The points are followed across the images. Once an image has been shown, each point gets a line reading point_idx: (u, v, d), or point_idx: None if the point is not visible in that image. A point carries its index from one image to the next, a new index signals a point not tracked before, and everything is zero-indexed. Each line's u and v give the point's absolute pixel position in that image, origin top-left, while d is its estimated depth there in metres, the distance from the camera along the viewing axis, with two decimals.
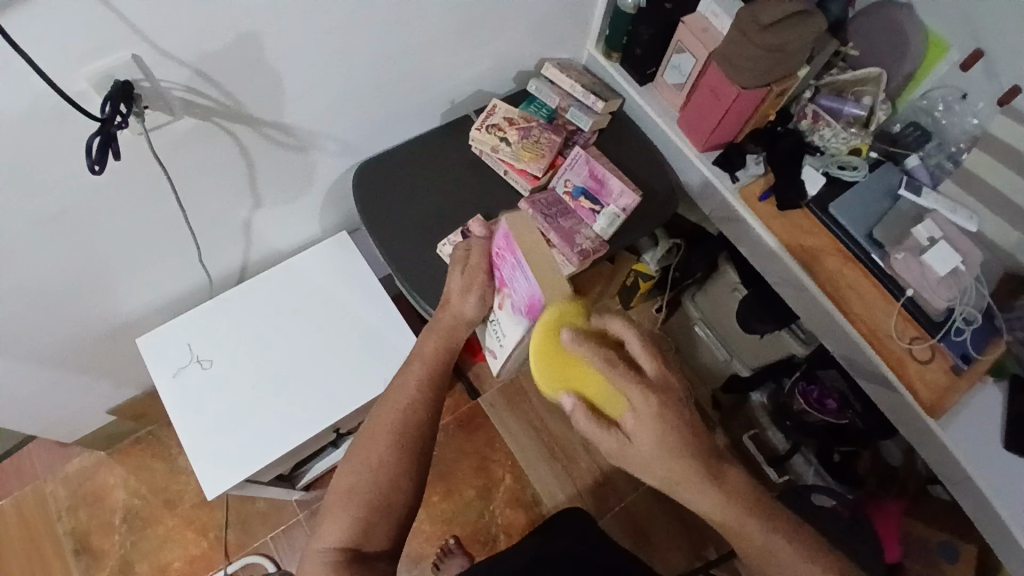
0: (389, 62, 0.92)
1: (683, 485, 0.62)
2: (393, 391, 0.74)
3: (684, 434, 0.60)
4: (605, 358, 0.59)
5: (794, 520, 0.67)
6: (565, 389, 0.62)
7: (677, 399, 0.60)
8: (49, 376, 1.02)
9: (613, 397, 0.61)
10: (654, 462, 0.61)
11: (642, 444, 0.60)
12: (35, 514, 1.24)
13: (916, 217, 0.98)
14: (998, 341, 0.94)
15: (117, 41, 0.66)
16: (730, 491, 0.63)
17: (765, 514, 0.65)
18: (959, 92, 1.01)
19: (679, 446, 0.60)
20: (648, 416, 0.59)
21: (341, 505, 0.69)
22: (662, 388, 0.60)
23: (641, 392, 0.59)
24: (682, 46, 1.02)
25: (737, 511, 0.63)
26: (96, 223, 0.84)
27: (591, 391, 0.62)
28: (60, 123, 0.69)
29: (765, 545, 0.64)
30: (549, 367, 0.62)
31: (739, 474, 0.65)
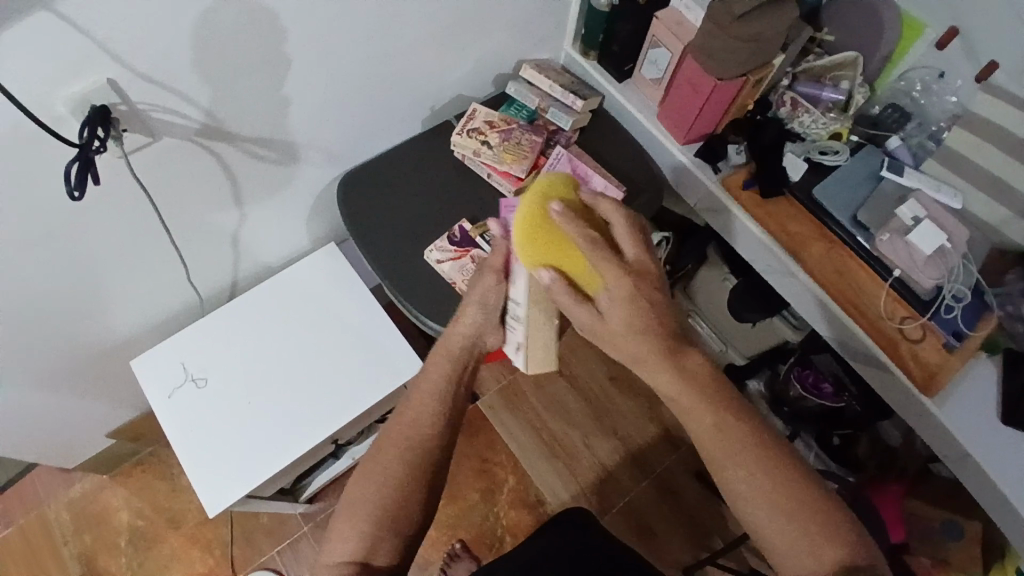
0: (366, 72, 0.93)
1: (644, 363, 0.65)
2: (405, 404, 0.73)
3: (653, 315, 0.64)
4: (587, 237, 0.63)
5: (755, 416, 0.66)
6: (544, 262, 0.65)
7: (649, 284, 0.64)
8: (46, 402, 1.03)
9: (592, 277, 0.65)
10: (622, 335, 0.64)
11: (615, 322, 0.65)
12: (40, 540, 1.24)
13: (900, 198, 0.98)
14: (989, 316, 0.94)
15: (91, 67, 0.67)
16: (688, 374, 0.65)
17: (719, 403, 0.65)
18: (937, 71, 1.02)
19: (647, 325, 0.64)
20: (620, 294, 0.63)
21: (349, 519, 0.68)
22: (639, 272, 0.65)
23: (615, 272, 0.63)
24: (657, 40, 1.03)
25: (696, 396, 0.65)
26: (82, 247, 0.84)
27: (571, 266, 0.66)
28: (39, 150, 0.70)
29: (717, 427, 0.64)
30: (533, 238, 0.65)
31: (703, 360, 0.66)
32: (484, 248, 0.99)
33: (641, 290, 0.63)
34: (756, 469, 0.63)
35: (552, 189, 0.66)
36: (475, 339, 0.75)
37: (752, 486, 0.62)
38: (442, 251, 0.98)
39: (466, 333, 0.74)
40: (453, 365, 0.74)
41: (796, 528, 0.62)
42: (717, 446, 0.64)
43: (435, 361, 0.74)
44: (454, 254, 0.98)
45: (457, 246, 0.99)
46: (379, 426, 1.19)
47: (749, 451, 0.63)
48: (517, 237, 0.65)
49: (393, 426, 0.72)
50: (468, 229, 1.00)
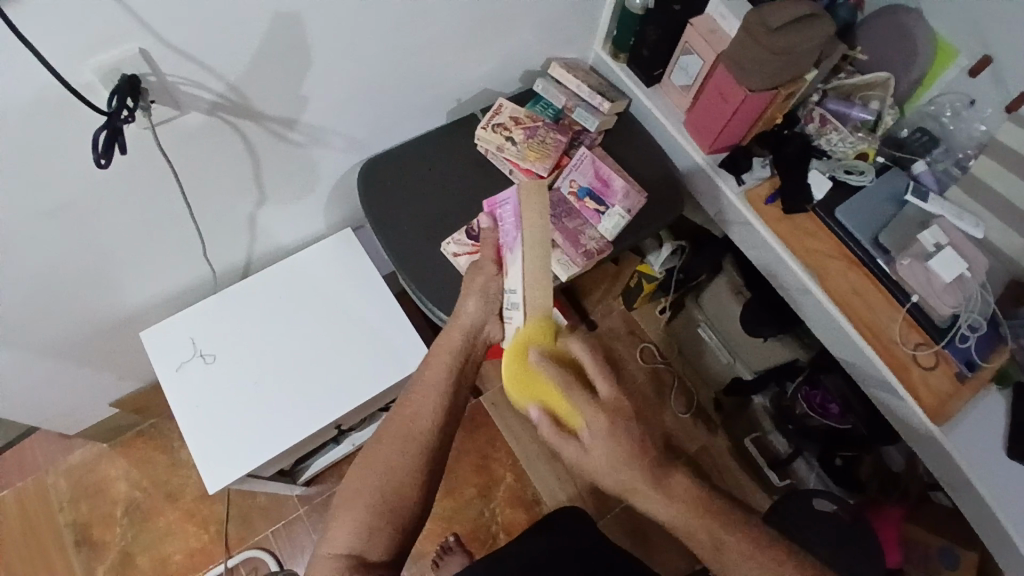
0: (396, 59, 0.92)
1: (634, 490, 0.67)
2: (408, 396, 0.74)
3: (635, 447, 0.66)
4: (564, 377, 0.67)
5: (744, 519, 0.71)
6: (532, 402, 0.68)
7: (627, 419, 0.66)
8: (53, 368, 1.03)
9: (572, 413, 0.67)
10: (609, 469, 0.66)
11: (597, 452, 0.65)
12: (37, 505, 1.24)
13: (922, 223, 0.97)
14: (1004, 348, 0.93)
15: (125, 37, 0.66)
16: (677, 495, 0.68)
17: (711, 512, 0.69)
18: (967, 98, 1.00)
19: (631, 457, 0.65)
20: (600, 430, 0.65)
21: (349, 508, 0.67)
22: (614, 409, 0.66)
23: (591, 408, 0.65)
24: (689, 48, 1.02)
25: (688, 516, 0.68)
26: (101, 216, 0.84)
27: (554, 405, 0.68)
28: (67, 116, 0.69)
29: (716, 543, 0.68)
30: (517, 373, 0.70)
31: (688, 479, 0.70)
32: None
33: (619, 426, 0.65)
34: (758, 570, 0.68)
35: (539, 337, 0.72)
36: (475, 330, 0.78)
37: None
38: (458, 244, 0.97)
39: (469, 322, 0.77)
40: (453, 358, 0.76)
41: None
42: (717, 557, 0.68)
43: (436, 355, 0.76)
44: (471, 249, 0.96)
45: (473, 240, 0.97)
46: (382, 414, 1.19)
47: (744, 557, 0.68)
48: (507, 381, 0.71)
49: (394, 419, 0.72)
50: None
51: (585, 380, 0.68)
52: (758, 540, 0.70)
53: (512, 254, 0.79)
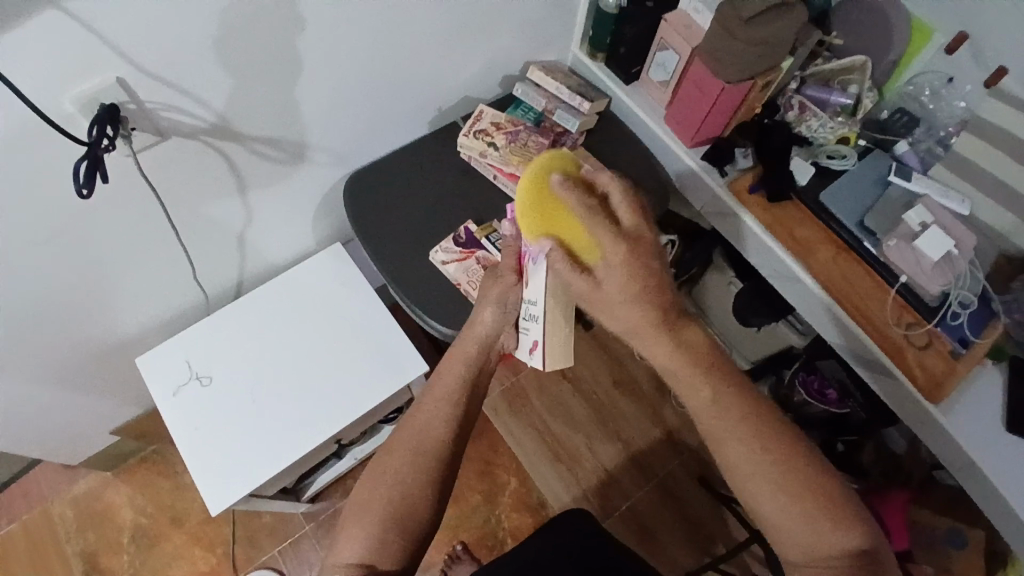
0: (374, 72, 0.93)
1: (637, 333, 0.62)
2: (422, 408, 0.73)
3: (652, 286, 0.60)
4: (586, 202, 0.60)
5: (758, 399, 0.64)
6: (541, 235, 0.62)
7: (648, 251, 0.60)
8: (51, 399, 1.03)
9: (590, 245, 0.61)
10: (616, 305, 0.60)
11: (610, 289, 0.60)
12: (43, 536, 1.24)
13: (907, 203, 0.98)
14: (996, 323, 0.93)
15: (101, 67, 0.67)
16: (683, 345, 0.62)
17: (715, 375, 0.63)
18: (945, 76, 1.01)
19: (644, 293, 0.59)
20: (617, 263, 0.59)
21: (360, 521, 0.67)
22: (636, 240, 0.60)
23: (610, 236, 0.59)
24: (665, 43, 1.03)
25: (686, 364, 0.62)
26: (90, 245, 0.84)
27: (568, 237, 0.62)
28: (49, 148, 0.70)
29: (717, 403, 0.62)
30: (533, 209, 0.62)
31: (701, 333, 0.64)
32: (490, 251, 0.98)
33: (640, 261, 0.59)
34: (755, 453, 0.61)
35: (554, 163, 0.64)
36: (491, 341, 0.75)
37: (747, 458, 0.61)
38: (447, 253, 0.98)
39: (484, 334, 0.75)
40: (467, 370, 0.75)
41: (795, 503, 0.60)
42: (716, 420, 0.63)
43: (449, 364, 0.75)
44: (459, 256, 0.98)
45: (462, 247, 0.99)
46: (383, 427, 1.19)
47: (748, 426, 0.62)
48: (520, 216, 0.63)
49: (406, 431, 0.72)
50: (474, 230, 1.00)
51: (609, 211, 0.61)
52: (761, 423, 0.62)
53: (533, 263, 0.67)
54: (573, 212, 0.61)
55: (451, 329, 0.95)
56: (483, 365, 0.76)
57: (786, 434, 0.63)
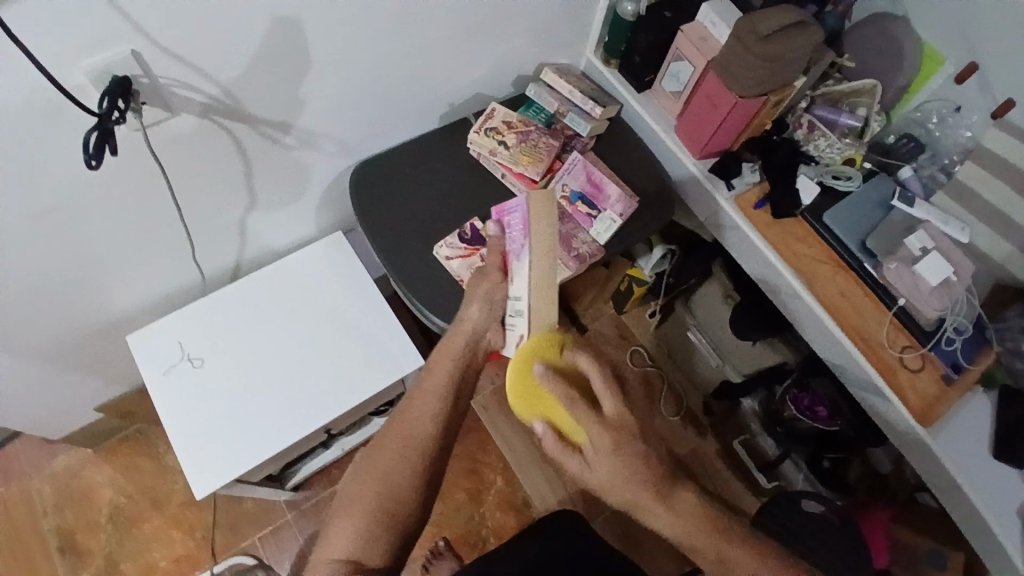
0: (389, 63, 0.92)
1: (638, 508, 0.69)
2: (409, 406, 0.73)
3: (640, 465, 0.67)
4: (570, 398, 0.67)
5: (757, 548, 0.71)
6: (535, 417, 0.70)
7: (631, 436, 0.67)
8: (39, 372, 1.01)
9: (577, 429, 0.69)
10: (608, 488, 0.68)
11: (600, 470, 0.67)
12: (20, 512, 1.22)
13: (909, 227, 0.99)
14: (988, 350, 0.95)
15: (118, 37, 0.66)
16: (680, 510, 0.70)
17: (715, 528, 0.71)
18: (953, 104, 1.02)
19: (632, 471, 0.67)
20: (606, 448, 0.66)
21: (346, 519, 0.68)
22: (618, 427, 0.67)
23: (597, 428, 0.66)
24: (680, 55, 1.03)
25: (691, 528, 0.70)
26: (92, 218, 0.83)
27: (559, 421, 0.70)
28: (58, 117, 0.68)
29: (717, 559, 0.70)
30: (522, 396, 0.70)
31: (690, 493, 0.71)
32: None
33: (622, 440, 0.66)
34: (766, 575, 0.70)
35: (543, 348, 0.72)
36: (477, 337, 0.76)
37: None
38: (451, 248, 0.98)
39: (472, 329, 0.76)
40: (453, 366, 0.75)
41: None
42: (722, 574, 0.70)
43: (437, 361, 0.75)
44: (465, 252, 0.97)
45: (467, 244, 0.98)
46: (373, 418, 1.19)
47: (750, 569, 0.70)
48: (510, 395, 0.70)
49: (392, 435, 0.71)
50: (480, 227, 0.99)
51: (593, 400, 0.68)
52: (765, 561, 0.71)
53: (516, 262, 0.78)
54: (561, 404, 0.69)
55: (450, 325, 0.94)
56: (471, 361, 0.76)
57: (778, 566, 0.71)
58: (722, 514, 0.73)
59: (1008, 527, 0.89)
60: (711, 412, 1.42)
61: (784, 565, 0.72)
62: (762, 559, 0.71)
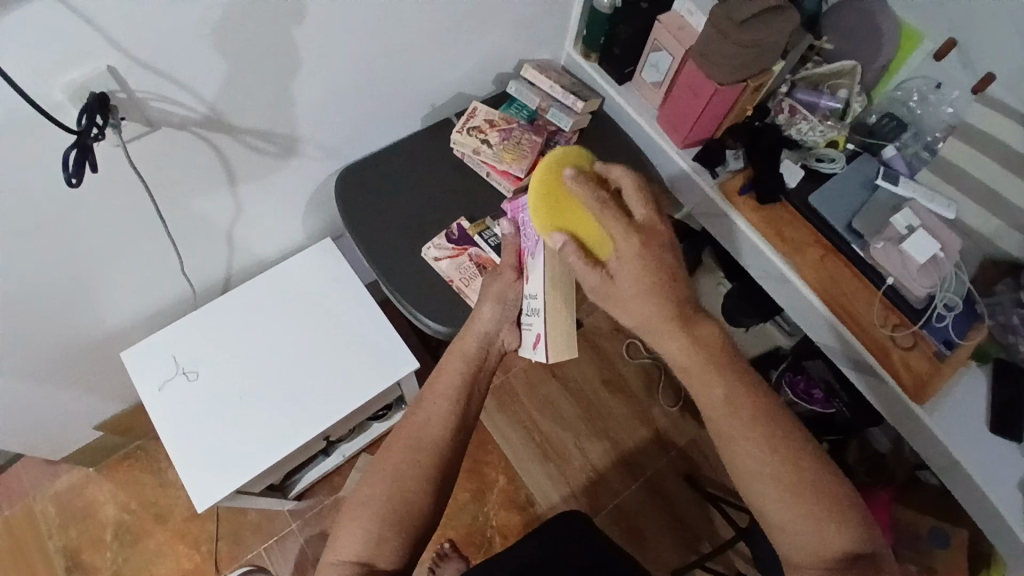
0: (367, 66, 0.92)
1: (653, 325, 0.64)
2: (421, 407, 0.73)
3: (664, 279, 0.63)
4: (601, 200, 0.63)
5: (767, 399, 0.64)
6: (556, 228, 0.65)
7: (660, 241, 0.64)
8: (34, 392, 1.02)
9: (602, 239, 0.65)
10: (630, 291, 0.63)
11: (623, 280, 0.63)
12: (24, 533, 1.22)
13: (894, 207, 0.99)
14: (980, 326, 0.95)
15: (94, 54, 0.66)
16: (698, 344, 0.64)
17: (731, 372, 0.64)
18: (933, 82, 1.03)
19: (657, 278, 0.63)
20: (631, 251, 0.63)
21: (356, 521, 0.67)
22: (647, 232, 0.64)
23: (625, 230, 0.63)
24: (659, 44, 1.04)
25: (702, 363, 0.64)
26: (79, 235, 0.83)
27: (584, 236, 0.65)
28: (37, 137, 0.69)
29: (728, 401, 0.63)
30: (551, 208, 0.65)
31: (715, 328, 0.65)
32: (482, 248, 0.99)
33: (651, 248, 0.63)
34: (767, 459, 0.62)
35: (566, 158, 0.67)
36: (490, 337, 0.77)
37: (759, 463, 0.62)
38: (439, 249, 0.98)
39: (483, 329, 0.77)
40: (465, 367, 0.76)
41: (796, 506, 0.61)
42: (728, 419, 0.63)
43: (448, 363, 0.76)
44: (452, 252, 0.98)
45: (454, 244, 0.98)
46: (372, 423, 1.20)
47: (760, 431, 0.63)
48: (532, 204, 0.65)
49: (402, 438, 0.71)
50: (467, 228, 1.00)
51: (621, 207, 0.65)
52: (778, 431, 0.63)
53: (532, 261, 0.73)
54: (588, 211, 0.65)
55: (442, 325, 0.94)
56: (481, 364, 0.77)
57: (795, 438, 0.63)
58: (750, 368, 0.66)
59: (1007, 499, 0.89)
60: None
61: (800, 432, 0.64)
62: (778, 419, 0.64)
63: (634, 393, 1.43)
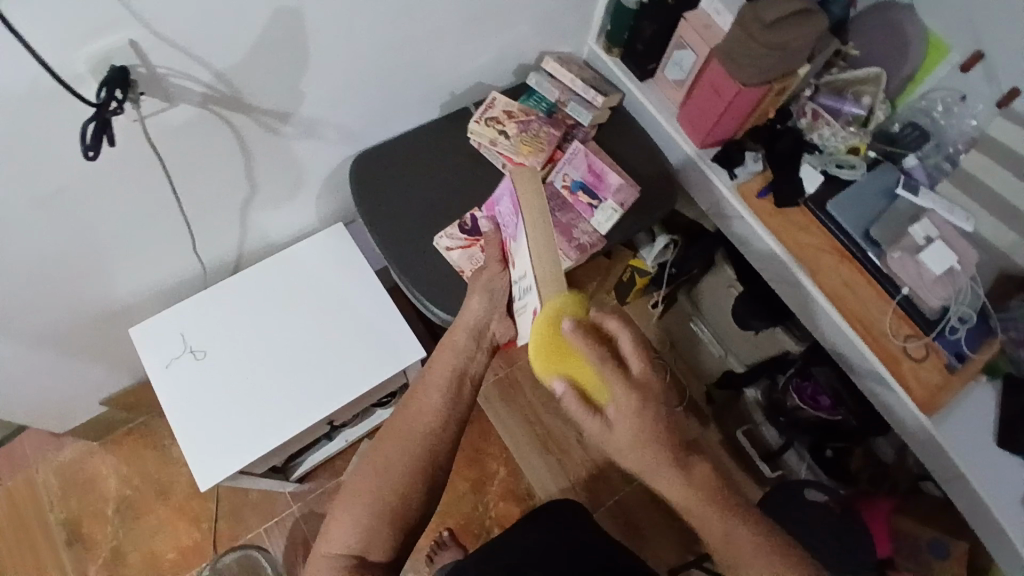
0: (389, 52, 0.91)
1: (650, 472, 0.63)
2: (414, 401, 0.72)
3: (662, 438, 0.62)
4: (601, 355, 0.61)
5: (772, 534, 0.63)
6: (558, 374, 0.62)
7: (655, 396, 0.62)
8: (42, 364, 1.02)
9: (601, 386, 0.62)
10: (630, 451, 0.62)
11: (620, 431, 0.61)
12: (27, 503, 1.22)
13: (913, 216, 0.98)
14: (993, 340, 0.94)
15: (116, 27, 0.65)
16: (696, 482, 0.63)
17: (734, 511, 0.63)
18: (958, 93, 1.00)
19: (651, 435, 0.61)
20: (628, 411, 0.61)
21: (351, 505, 0.67)
22: (643, 385, 0.62)
23: (624, 387, 0.61)
24: (683, 42, 1.02)
25: (702, 505, 0.63)
26: (94, 209, 0.83)
27: (583, 380, 0.63)
28: (56, 108, 0.68)
29: (733, 542, 0.62)
30: (552, 353, 0.62)
31: (708, 470, 0.65)
32: None
33: (649, 406, 0.61)
34: None
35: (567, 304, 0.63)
36: (480, 329, 0.75)
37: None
38: (451, 239, 0.98)
39: (473, 321, 0.75)
40: (458, 358, 0.74)
41: None
42: (737, 559, 0.61)
43: (441, 354, 0.75)
44: (465, 243, 0.97)
45: (467, 234, 0.98)
46: (376, 411, 1.20)
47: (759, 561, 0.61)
48: (534, 354, 0.63)
49: (398, 425, 0.71)
50: (481, 218, 0.99)
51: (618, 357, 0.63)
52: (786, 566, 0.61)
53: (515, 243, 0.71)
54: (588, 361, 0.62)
55: (452, 315, 0.94)
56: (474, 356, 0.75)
57: (804, 572, 0.62)
58: (749, 501, 0.65)
59: (1012, 516, 0.89)
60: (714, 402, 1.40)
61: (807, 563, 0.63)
62: (786, 553, 0.62)
63: None
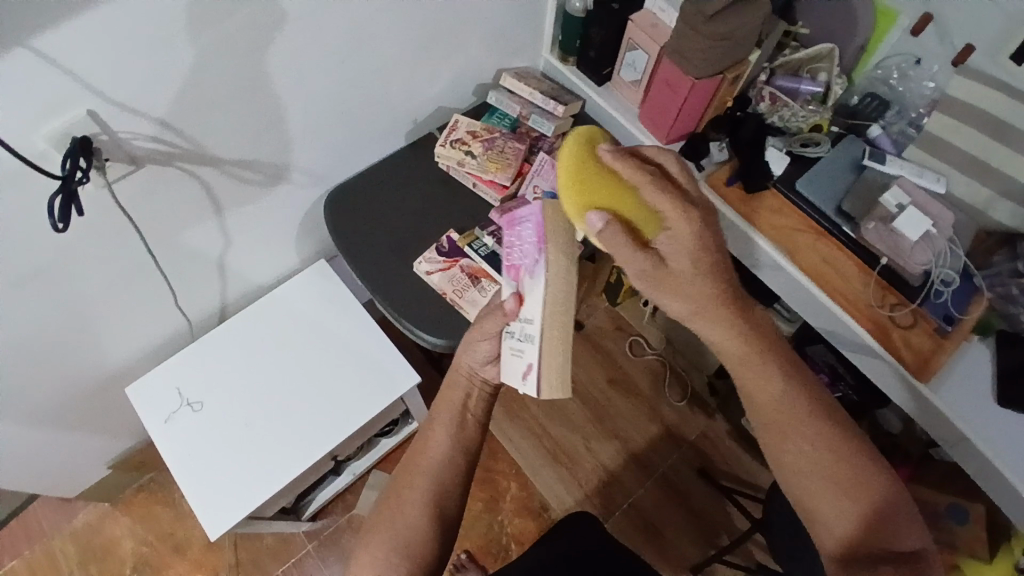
0: (347, 86, 0.93)
1: (703, 313, 0.62)
2: (421, 440, 0.73)
3: (721, 282, 0.61)
4: (643, 171, 0.60)
5: (802, 370, 0.66)
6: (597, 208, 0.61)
7: (713, 225, 0.61)
8: (45, 430, 1.03)
9: (649, 216, 0.61)
10: (682, 287, 0.61)
11: (677, 265, 0.60)
12: (47, 572, 1.24)
13: (883, 185, 0.99)
14: (981, 298, 0.95)
15: (72, 100, 0.68)
16: (749, 334, 0.63)
17: (782, 365, 0.64)
18: (913, 58, 1.01)
19: (708, 271, 0.61)
20: (680, 245, 0.60)
21: (370, 550, 0.67)
22: (703, 211, 0.61)
23: (670, 205, 0.59)
24: (634, 43, 1.04)
25: (753, 345, 0.63)
26: (75, 276, 0.85)
27: (625, 210, 0.61)
28: (23, 184, 0.70)
29: (779, 394, 0.64)
30: (578, 185, 0.62)
31: (764, 317, 0.66)
32: (473, 258, 1.00)
33: (704, 256, 0.60)
34: (808, 443, 0.63)
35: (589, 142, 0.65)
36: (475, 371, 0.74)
37: (811, 454, 0.63)
38: (430, 262, 0.99)
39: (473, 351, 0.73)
40: (459, 391, 0.74)
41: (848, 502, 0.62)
42: (779, 410, 0.64)
43: (445, 392, 0.75)
44: (443, 265, 0.98)
45: (445, 257, 0.99)
46: (380, 440, 1.23)
47: (797, 421, 0.63)
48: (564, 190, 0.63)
49: (411, 467, 0.72)
50: (456, 239, 1.01)
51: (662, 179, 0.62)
52: (830, 422, 0.64)
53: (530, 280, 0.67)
54: (627, 185, 0.61)
55: (439, 338, 0.95)
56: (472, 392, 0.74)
57: (832, 407, 0.65)
58: (807, 369, 0.67)
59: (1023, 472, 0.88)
60: (717, 393, 1.42)
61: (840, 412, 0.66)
62: (819, 399, 0.65)
63: (642, 390, 1.43)
